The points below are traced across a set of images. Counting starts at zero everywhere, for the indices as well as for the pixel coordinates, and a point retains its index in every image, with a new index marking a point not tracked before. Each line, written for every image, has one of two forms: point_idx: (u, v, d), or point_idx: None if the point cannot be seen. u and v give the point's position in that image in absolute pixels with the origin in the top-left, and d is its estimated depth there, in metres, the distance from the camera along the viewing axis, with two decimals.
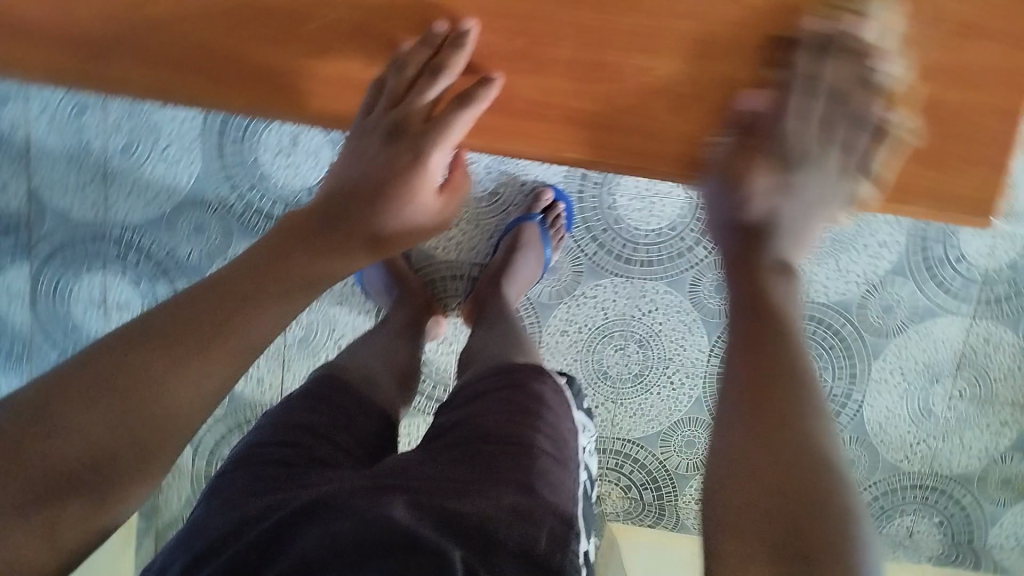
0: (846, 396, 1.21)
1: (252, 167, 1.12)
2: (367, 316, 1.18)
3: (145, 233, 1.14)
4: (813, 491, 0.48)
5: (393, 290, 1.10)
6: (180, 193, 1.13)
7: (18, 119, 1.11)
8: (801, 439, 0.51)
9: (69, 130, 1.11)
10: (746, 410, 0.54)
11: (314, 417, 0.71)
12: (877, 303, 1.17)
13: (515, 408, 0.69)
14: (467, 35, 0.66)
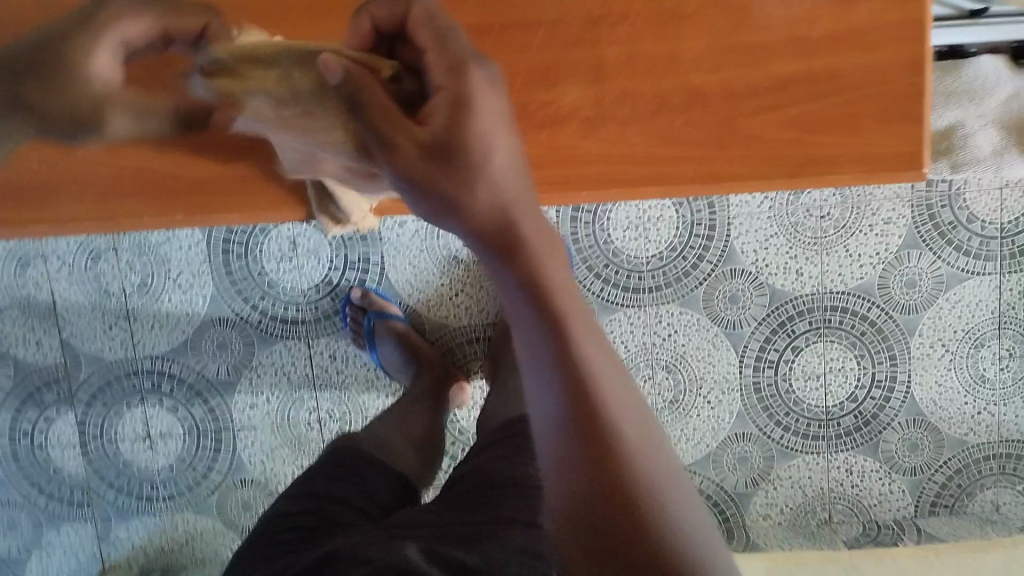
0: (891, 380, 1.17)
1: (260, 277, 1.16)
2: (391, 395, 1.19)
3: (174, 360, 1.18)
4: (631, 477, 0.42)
5: (408, 362, 1.12)
6: (197, 315, 1.17)
7: (40, 281, 1.16)
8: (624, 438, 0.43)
9: (85, 277, 1.16)
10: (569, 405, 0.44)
11: (334, 486, 0.77)
12: (897, 280, 1.14)
13: (524, 453, 0.74)
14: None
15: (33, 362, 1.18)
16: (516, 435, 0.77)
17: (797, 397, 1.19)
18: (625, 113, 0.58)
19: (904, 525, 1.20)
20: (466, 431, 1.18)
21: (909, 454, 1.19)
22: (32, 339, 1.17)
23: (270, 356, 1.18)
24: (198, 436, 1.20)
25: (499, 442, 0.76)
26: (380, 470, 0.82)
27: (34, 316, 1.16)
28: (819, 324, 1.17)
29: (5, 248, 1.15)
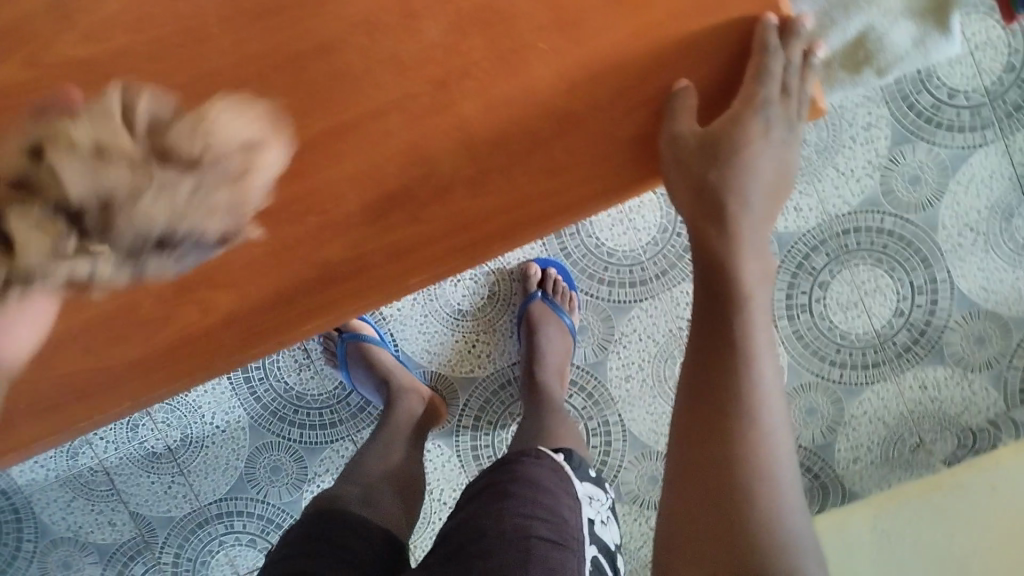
0: (932, 281, 1.12)
1: (286, 393, 1.18)
2: (444, 447, 1.18)
3: (237, 496, 1.20)
4: (725, 459, 0.53)
5: (431, 415, 1.12)
6: (243, 447, 1.19)
7: (94, 464, 1.19)
8: (735, 433, 0.54)
9: (130, 448, 1.20)
10: (706, 406, 0.55)
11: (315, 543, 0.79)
12: (900, 179, 1.10)
13: (512, 499, 0.72)
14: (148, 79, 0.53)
15: (111, 543, 1.20)
16: (499, 484, 0.75)
17: (841, 331, 1.13)
18: None
19: (998, 422, 1.13)
20: (476, 446, 1.18)
21: (978, 349, 1.12)
22: (105, 521, 1.20)
23: (323, 462, 1.19)
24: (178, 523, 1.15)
25: (493, 488, 0.75)
26: (365, 533, 0.83)
27: (97, 499, 1.19)
28: (838, 251, 1.12)
29: (53, 448, 1.18)
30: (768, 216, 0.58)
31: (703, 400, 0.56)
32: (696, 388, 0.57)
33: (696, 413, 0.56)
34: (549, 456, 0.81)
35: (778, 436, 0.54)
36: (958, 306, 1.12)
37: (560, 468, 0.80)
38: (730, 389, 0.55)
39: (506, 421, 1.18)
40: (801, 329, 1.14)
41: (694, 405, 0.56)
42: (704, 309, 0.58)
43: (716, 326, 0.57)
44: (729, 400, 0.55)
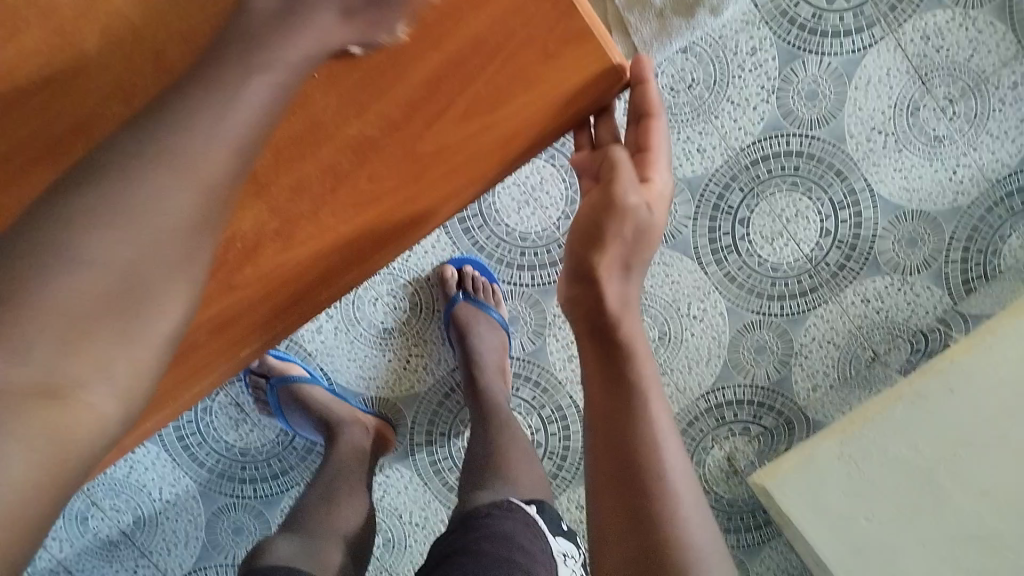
0: (852, 193, 1.08)
1: (230, 451, 1.14)
2: (407, 471, 1.14)
3: (206, 566, 1.15)
4: (643, 509, 0.52)
5: (378, 442, 1.08)
6: (200, 516, 1.15)
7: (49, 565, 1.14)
8: (648, 481, 0.52)
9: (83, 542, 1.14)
10: (611, 457, 0.54)
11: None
12: (798, 97, 1.06)
13: (483, 557, 0.68)
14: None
15: None
16: (473, 540, 0.72)
17: (772, 264, 1.10)
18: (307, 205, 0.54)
19: (949, 320, 1.09)
20: (444, 471, 1.14)
21: (912, 251, 1.09)
22: None
23: (284, 512, 1.15)
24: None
25: (459, 547, 0.72)
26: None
27: None
28: (751, 184, 1.08)
29: None
30: (636, 266, 0.60)
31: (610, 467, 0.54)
32: (601, 452, 0.55)
33: (602, 470, 0.54)
34: (523, 509, 0.77)
35: (684, 474, 0.54)
36: (883, 210, 1.08)
37: (533, 520, 0.76)
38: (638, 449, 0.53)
39: (458, 429, 1.14)
40: (733, 270, 1.10)
41: (602, 473, 0.54)
42: (590, 358, 0.58)
43: (614, 384, 0.56)
44: (629, 443, 0.54)
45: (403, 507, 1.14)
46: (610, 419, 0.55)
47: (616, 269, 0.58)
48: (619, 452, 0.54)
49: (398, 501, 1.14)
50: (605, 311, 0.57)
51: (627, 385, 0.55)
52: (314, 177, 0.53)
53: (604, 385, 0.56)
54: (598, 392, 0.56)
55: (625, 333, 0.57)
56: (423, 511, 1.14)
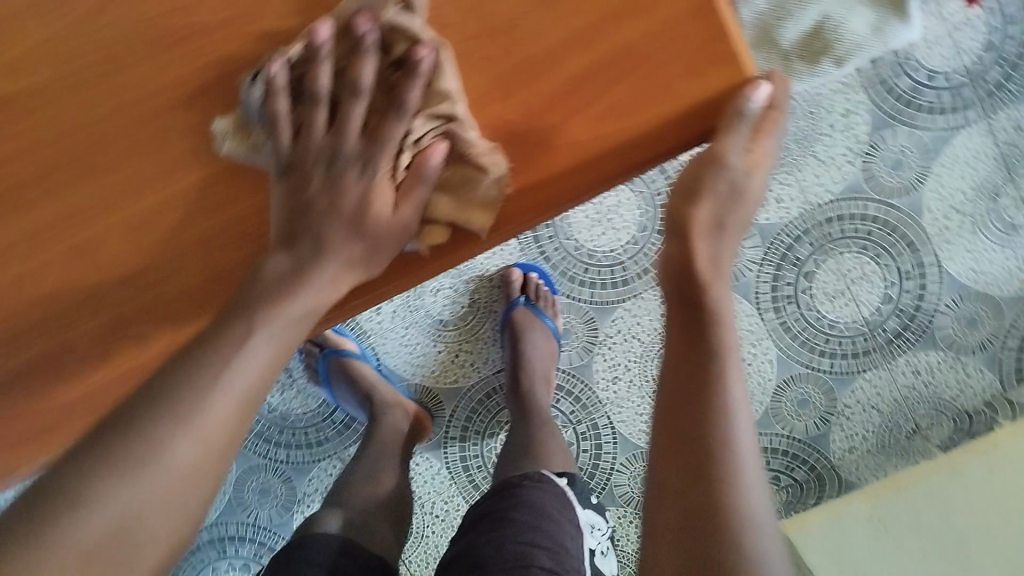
0: (920, 266, 1.09)
1: (270, 413, 1.17)
2: (437, 461, 1.16)
3: (228, 521, 1.18)
4: (701, 467, 0.50)
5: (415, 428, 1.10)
6: (231, 470, 1.17)
7: None
8: (707, 443, 0.50)
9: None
10: (675, 420, 0.53)
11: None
12: (882, 165, 1.08)
13: (512, 524, 0.69)
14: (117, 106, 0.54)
15: None
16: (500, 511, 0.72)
17: (829, 321, 1.11)
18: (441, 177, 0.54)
19: (996, 404, 1.10)
20: (476, 461, 1.16)
21: (970, 331, 1.10)
22: None
23: (312, 480, 1.17)
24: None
25: (489, 516, 0.72)
26: (357, 555, 0.73)
27: None
28: (822, 240, 1.10)
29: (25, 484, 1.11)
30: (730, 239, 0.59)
31: (677, 427, 0.52)
32: (669, 411, 0.54)
33: (667, 431, 0.53)
34: (551, 480, 0.77)
35: (747, 449, 0.51)
36: (949, 287, 1.09)
37: (562, 492, 0.76)
38: (706, 415, 0.52)
39: (493, 430, 1.16)
40: (790, 320, 1.11)
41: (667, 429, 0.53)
42: (674, 323, 0.58)
43: (695, 349, 0.55)
44: (696, 408, 0.52)
45: (433, 494, 1.16)
46: (683, 383, 0.54)
47: (714, 244, 0.58)
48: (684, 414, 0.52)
49: (428, 489, 1.16)
50: (697, 278, 0.57)
51: (711, 353, 0.55)
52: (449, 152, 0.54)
53: (686, 350, 0.56)
54: (680, 357, 0.56)
55: (711, 304, 0.57)
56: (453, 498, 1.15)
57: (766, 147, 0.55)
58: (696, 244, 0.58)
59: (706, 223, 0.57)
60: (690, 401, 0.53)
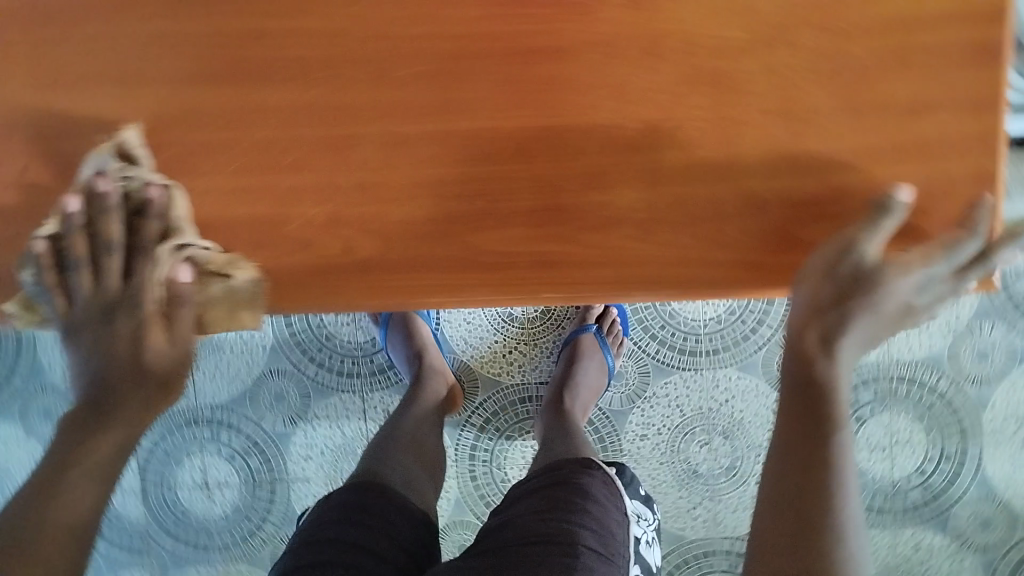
0: (962, 454, 1.12)
1: (317, 331, 1.18)
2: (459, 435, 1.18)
3: (233, 410, 1.20)
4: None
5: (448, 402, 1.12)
6: (257, 367, 1.19)
7: None
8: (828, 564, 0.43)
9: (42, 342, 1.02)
10: (791, 522, 0.45)
11: (351, 529, 0.70)
12: (969, 350, 1.10)
13: (560, 505, 0.70)
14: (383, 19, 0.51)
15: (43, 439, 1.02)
16: (553, 488, 0.73)
17: (859, 467, 1.14)
18: (679, 217, 0.51)
19: None
20: (497, 445, 1.18)
21: (980, 530, 1.13)
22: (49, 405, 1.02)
23: (328, 408, 1.19)
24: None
25: (539, 491, 0.73)
26: (402, 509, 0.76)
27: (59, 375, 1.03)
28: (886, 393, 1.13)
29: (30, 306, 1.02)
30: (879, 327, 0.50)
31: (776, 545, 0.45)
32: (768, 529, 0.46)
33: (769, 530, 0.46)
34: (601, 467, 0.78)
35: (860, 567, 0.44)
36: (980, 485, 1.12)
37: (612, 480, 0.77)
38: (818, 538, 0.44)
39: (512, 433, 1.18)
40: None
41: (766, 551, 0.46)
42: (785, 401, 0.50)
43: (805, 452, 0.47)
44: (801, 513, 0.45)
45: (457, 466, 1.18)
46: (790, 475, 0.47)
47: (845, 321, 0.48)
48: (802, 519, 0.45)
49: (456, 461, 1.18)
50: (808, 358, 0.48)
51: (817, 459, 0.47)
52: (696, 198, 0.51)
53: (793, 450, 0.47)
54: (785, 459, 0.47)
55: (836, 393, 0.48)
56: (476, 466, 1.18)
57: (923, 255, 0.48)
58: (811, 322, 0.49)
59: (822, 304, 0.48)
60: (798, 518, 0.45)
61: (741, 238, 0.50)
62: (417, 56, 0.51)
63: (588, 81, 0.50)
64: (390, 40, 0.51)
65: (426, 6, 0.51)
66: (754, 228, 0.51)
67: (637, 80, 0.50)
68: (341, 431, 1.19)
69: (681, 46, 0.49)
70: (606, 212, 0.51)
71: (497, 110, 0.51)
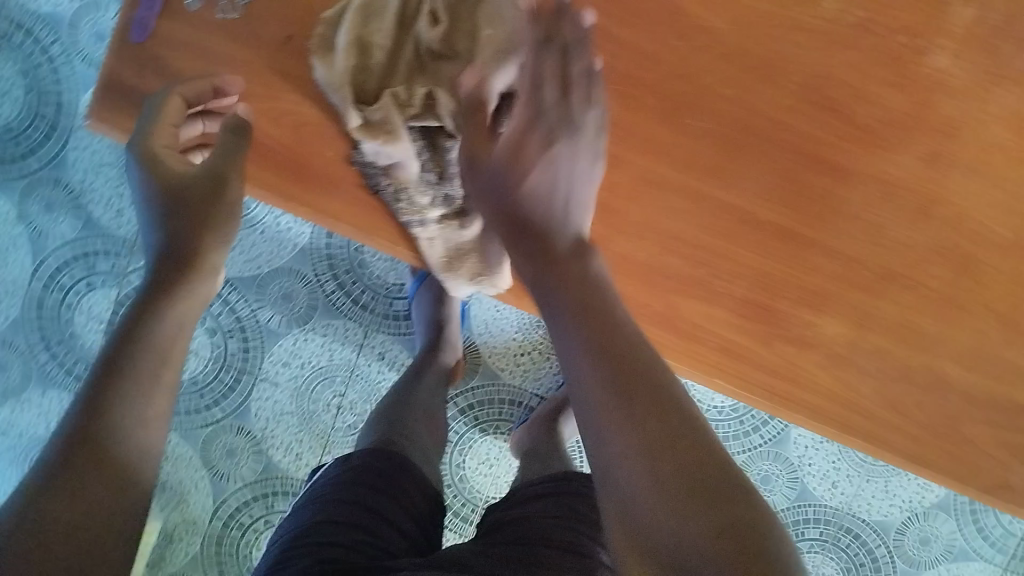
0: None
1: (356, 251, 1.00)
2: (453, 414, 1.15)
3: (237, 290, 0.97)
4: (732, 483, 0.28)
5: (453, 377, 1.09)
6: (281, 256, 0.98)
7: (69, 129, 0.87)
8: (712, 463, 0.29)
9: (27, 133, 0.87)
10: (624, 399, 0.32)
11: (382, 498, 0.68)
12: (915, 535, 1.04)
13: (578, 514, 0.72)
14: (694, 72, 0.50)
15: None
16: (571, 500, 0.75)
17: None
18: (873, 367, 0.52)
19: None
20: (488, 435, 1.15)
21: None
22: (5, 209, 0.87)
23: (332, 330, 0.99)
24: (40, 253, 0.87)
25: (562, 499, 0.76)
26: (423, 488, 0.74)
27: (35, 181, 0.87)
28: (827, 539, 1.04)
29: (29, 89, 0.87)
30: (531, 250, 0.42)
31: (623, 485, 0.30)
32: (603, 469, 0.31)
33: (603, 415, 0.32)
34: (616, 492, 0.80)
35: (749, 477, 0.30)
36: None
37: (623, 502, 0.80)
38: (676, 457, 0.29)
39: (488, 429, 1.15)
40: None
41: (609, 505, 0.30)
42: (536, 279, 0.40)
43: (621, 373, 0.33)
44: (647, 388, 0.32)
45: (451, 443, 1.14)
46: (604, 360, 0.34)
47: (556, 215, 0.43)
48: (639, 400, 0.31)
49: (451, 436, 1.14)
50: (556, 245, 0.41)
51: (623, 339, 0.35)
52: (896, 359, 0.52)
53: (596, 332, 0.35)
54: (592, 338, 0.35)
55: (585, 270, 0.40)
56: (472, 441, 1.15)
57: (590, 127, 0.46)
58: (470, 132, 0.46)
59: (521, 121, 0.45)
60: (638, 441, 0.30)
61: (911, 411, 0.52)
62: (709, 113, 0.50)
63: (851, 218, 0.51)
64: (695, 88, 0.50)
65: (744, 70, 0.50)
66: (928, 397, 0.52)
67: (900, 236, 0.51)
68: (334, 360, 0.99)
69: (944, 223, 0.51)
70: (813, 333, 0.52)
71: (759, 199, 0.51)
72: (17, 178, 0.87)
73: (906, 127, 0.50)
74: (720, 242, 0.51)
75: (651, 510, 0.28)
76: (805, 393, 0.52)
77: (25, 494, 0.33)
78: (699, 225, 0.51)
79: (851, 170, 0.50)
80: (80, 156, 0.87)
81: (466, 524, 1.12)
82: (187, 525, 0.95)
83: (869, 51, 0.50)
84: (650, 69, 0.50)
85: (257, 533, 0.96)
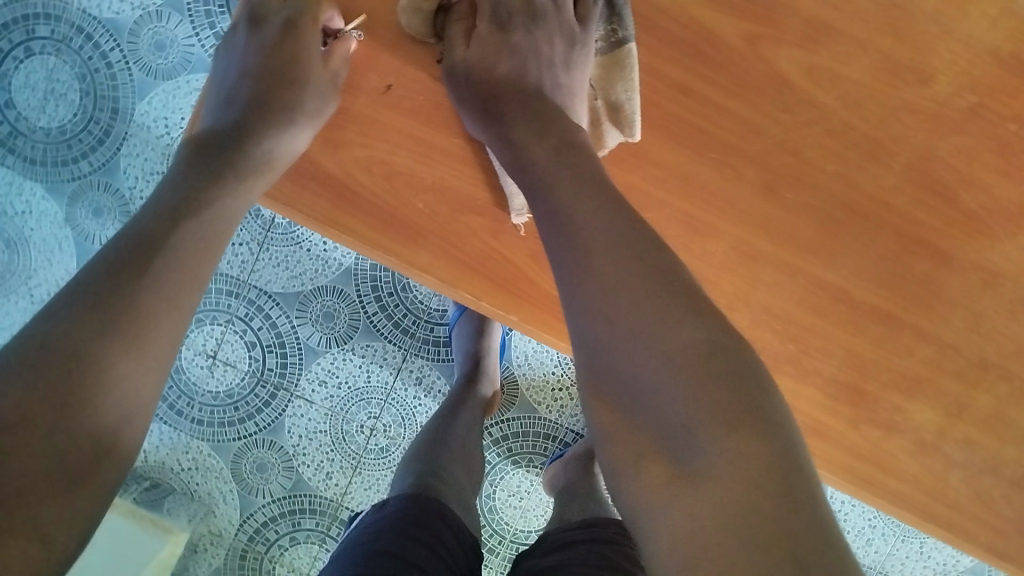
0: None
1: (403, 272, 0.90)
2: (487, 442, 1.01)
3: (279, 305, 0.88)
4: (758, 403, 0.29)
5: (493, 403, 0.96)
6: (328, 271, 0.88)
7: (124, 132, 0.80)
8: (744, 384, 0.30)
9: (80, 131, 0.80)
10: (650, 303, 0.32)
11: (418, 548, 0.61)
12: None
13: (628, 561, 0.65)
14: (800, 147, 0.49)
15: (30, 238, 0.81)
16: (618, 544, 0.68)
17: None
18: (959, 456, 0.51)
19: None
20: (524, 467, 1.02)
21: None
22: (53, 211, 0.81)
23: (372, 354, 0.90)
24: (85, 257, 0.82)
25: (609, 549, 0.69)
26: (458, 533, 0.67)
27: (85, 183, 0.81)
28: None
29: (84, 85, 0.79)
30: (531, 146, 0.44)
31: (655, 406, 0.31)
32: (630, 375, 0.32)
33: (627, 302, 0.33)
34: None
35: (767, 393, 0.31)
36: None
37: None
38: (717, 383, 0.29)
39: (524, 461, 1.02)
40: None
41: (634, 415, 0.31)
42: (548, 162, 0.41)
43: (645, 267, 0.34)
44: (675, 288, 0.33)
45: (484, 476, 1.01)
46: (631, 250, 0.34)
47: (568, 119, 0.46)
48: (665, 306, 0.32)
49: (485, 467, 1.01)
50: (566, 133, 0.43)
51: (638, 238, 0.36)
52: (983, 450, 0.51)
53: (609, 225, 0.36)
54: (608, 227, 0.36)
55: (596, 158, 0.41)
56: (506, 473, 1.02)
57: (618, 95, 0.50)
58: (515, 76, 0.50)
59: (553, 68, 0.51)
60: (681, 355, 0.30)
61: (993, 502, 0.51)
62: (812, 189, 0.49)
63: (949, 305, 0.49)
64: (800, 162, 0.49)
65: (851, 148, 0.48)
66: (1011, 490, 0.51)
67: (997, 326, 0.50)
68: (371, 384, 0.90)
69: None
70: (900, 418, 0.51)
71: (856, 280, 0.50)
72: (66, 180, 0.81)
73: (1012, 216, 0.49)
74: (813, 320, 0.50)
75: (682, 415, 0.30)
76: (887, 477, 0.51)
77: (30, 344, 0.31)
78: (792, 301, 0.50)
79: (953, 256, 0.49)
80: (133, 164, 0.81)
81: (495, 556, 1.01)
82: (213, 536, 0.88)
83: (983, 136, 0.48)
84: (755, 141, 0.49)
85: (279, 556, 0.90)
